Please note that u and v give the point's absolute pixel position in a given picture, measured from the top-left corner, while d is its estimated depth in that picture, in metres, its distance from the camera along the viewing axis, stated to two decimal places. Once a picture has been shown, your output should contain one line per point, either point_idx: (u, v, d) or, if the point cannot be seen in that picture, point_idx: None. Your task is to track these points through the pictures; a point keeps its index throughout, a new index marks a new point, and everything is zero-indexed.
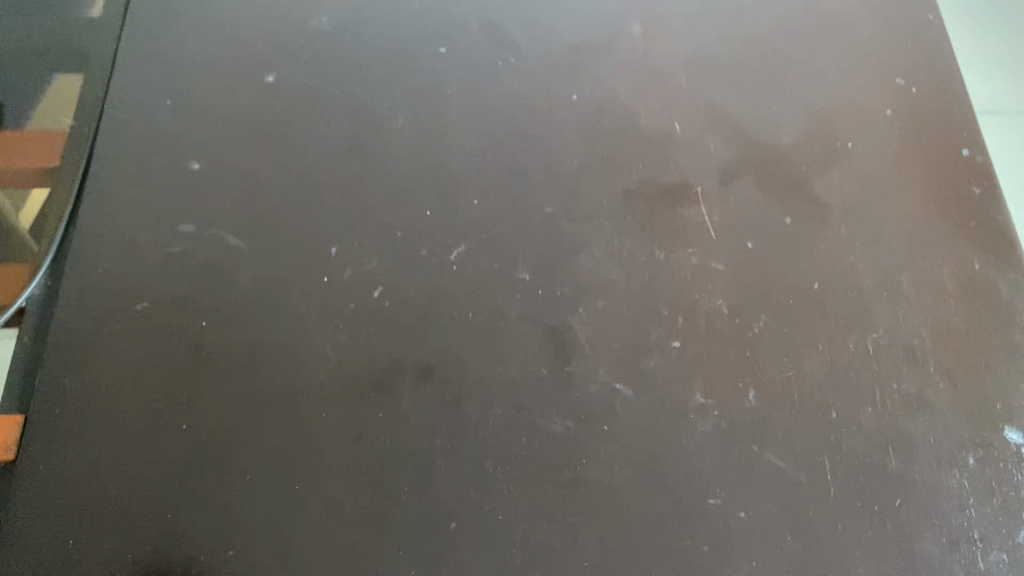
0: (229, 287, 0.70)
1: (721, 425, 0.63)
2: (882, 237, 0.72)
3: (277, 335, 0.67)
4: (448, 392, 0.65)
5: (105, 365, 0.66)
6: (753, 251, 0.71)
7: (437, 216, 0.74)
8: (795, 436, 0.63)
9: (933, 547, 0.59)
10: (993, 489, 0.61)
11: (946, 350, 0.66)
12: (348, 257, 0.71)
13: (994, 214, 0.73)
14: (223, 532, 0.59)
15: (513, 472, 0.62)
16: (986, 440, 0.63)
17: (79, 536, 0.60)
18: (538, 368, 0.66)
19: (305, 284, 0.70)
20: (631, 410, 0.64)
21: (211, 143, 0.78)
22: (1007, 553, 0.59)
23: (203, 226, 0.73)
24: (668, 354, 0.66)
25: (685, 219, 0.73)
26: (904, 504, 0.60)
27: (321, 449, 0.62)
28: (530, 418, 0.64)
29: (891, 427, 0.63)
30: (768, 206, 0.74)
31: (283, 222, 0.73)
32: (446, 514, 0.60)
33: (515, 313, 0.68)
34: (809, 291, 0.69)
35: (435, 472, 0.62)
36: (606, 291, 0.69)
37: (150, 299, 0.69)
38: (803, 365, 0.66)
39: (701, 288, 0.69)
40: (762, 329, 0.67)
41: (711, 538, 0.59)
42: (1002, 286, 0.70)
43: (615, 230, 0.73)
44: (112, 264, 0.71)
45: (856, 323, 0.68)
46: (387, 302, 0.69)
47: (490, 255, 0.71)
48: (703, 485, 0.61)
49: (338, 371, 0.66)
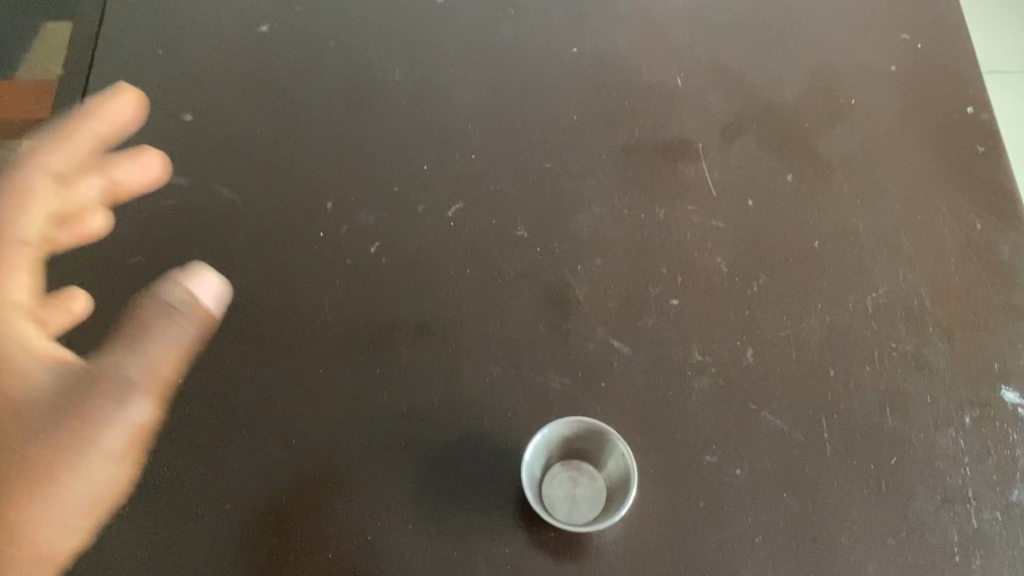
0: (224, 242, 0.69)
1: (719, 383, 0.63)
2: (884, 195, 0.71)
3: (273, 290, 0.67)
4: (446, 350, 0.64)
5: (100, 320, 0.66)
6: (754, 209, 0.71)
7: (435, 171, 0.73)
8: (793, 395, 0.63)
9: (926, 505, 0.59)
10: (988, 449, 0.61)
11: (945, 310, 0.66)
12: (345, 212, 0.70)
13: (998, 173, 0.73)
14: (220, 485, 0.59)
15: (512, 428, 0.61)
16: (983, 400, 0.63)
17: None
18: (536, 326, 0.65)
19: (301, 239, 0.69)
20: (629, 369, 0.64)
21: (205, 94, 0.77)
22: (1000, 511, 0.59)
23: (198, 179, 0.72)
24: (667, 313, 0.66)
25: (686, 176, 0.72)
26: (899, 463, 0.60)
27: (318, 403, 0.62)
28: (529, 375, 0.63)
29: (888, 386, 0.63)
30: (769, 162, 0.73)
31: (279, 176, 0.72)
32: (443, 468, 0.60)
33: (513, 271, 0.68)
34: (809, 250, 0.69)
35: (433, 428, 0.61)
36: (606, 249, 0.69)
37: (144, 253, 0.68)
38: (801, 323, 0.65)
39: (701, 246, 0.69)
40: (761, 288, 0.67)
41: (708, 496, 0.59)
42: (1003, 246, 0.69)
43: (615, 187, 0.72)
44: (106, 216, 0.70)
45: (856, 282, 0.67)
46: (384, 259, 0.68)
47: (489, 211, 0.71)
48: (701, 442, 0.61)
49: (335, 327, 0.65)
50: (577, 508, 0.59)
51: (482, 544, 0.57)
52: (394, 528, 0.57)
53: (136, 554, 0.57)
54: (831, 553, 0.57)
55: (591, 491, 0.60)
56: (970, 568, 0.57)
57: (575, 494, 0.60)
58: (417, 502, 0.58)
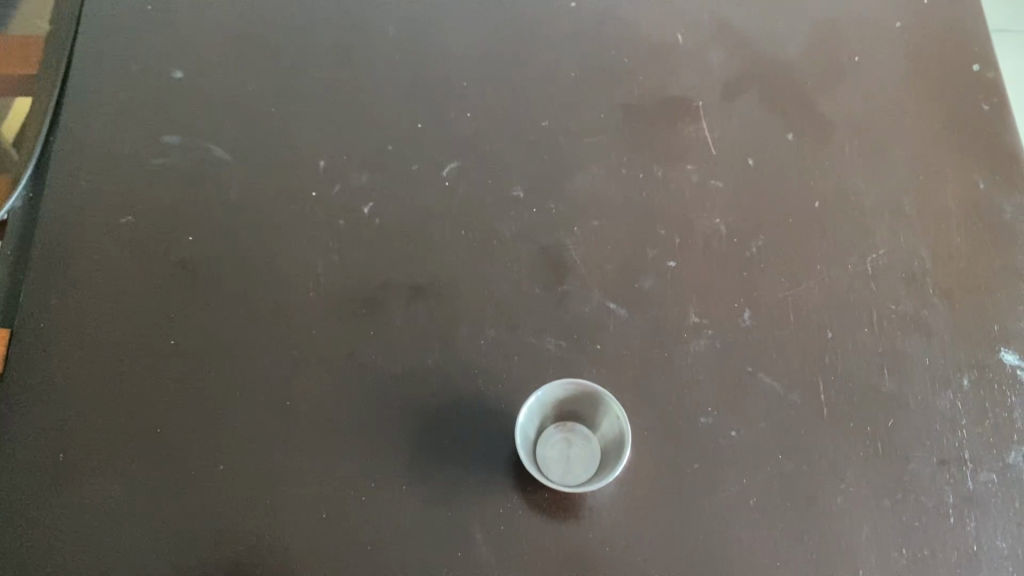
0: (216, 202, 0.68)
1: (716, 345, 0.62)
2: (886, 156, 0.70)
3: (265, 251, 0.66)
4: (440, 311, 0.64)
5: (92, 280, 0.65)
6: (754, 168, 0.70)
7: (429, 129, 0.71)
8: (790, 357, 0.62)
9: (922, 468, 0.59)
10: (986, 411, 0.61)
11: (946, 272, 0.66)
12: (338, 171, 0.69)
13: (1002, 133, 0.72)
14: (215, 446, 0.58)
15: (507, 390, 0.61)
16: (982, 362, 0.62)
17: (69, 450, 0.58)
18: (532, 287, 0.65)
19: (294, 199, 0.68)
20: (625, 331, 0.63)
21: (195, 52, 0.75)
22: (997, 473, 0.59)
23: (189, 138, 0.71)
24: (664, 274, 0.65)
25: (685, 135, 0.71)
26: (896, 425, 0.60)
27: (311, 365, 0.61)
28: (523, 337, 0.63)
29: (887, 348, 0.62)
30: (770, 121, 0.72)
31: (271, 135, 0.71)
32: (437, 431, 0.59)
33: (509, 232, 0.67)
34: (810, 210, 0.68)
35: (427, 391, 0.61)
36: (602, 209, 0.68)
37: (135, 213, 0.67)
38: (800, 285, 0.65)
39: (699, 206, 0.68)
40: (760, 249, 0.66)
41: (703, 458, 0.58)
42: (1006, 207, 0.68)
43: (613, 146, 0.71)
44: (95, 176, 0.69)
45: (856, 243, 0.67)
46: (378, 219, 0.67)
47: (484, 170, 0.70)
48: (697, 404, 0.60)
49: (328, 288, 0.64)
50: (572, 469, 0.59)
51: (476, 505, 0.57)
52: (388, 489, 0.57)
53: (130, 515, 0.56)
54: (827, 515, 0.57)
55: (586, 453, 0.60)
56: (965, 530, 0.57)
57: (569, 456, 0.60)
58: (411, 464, 0.58)
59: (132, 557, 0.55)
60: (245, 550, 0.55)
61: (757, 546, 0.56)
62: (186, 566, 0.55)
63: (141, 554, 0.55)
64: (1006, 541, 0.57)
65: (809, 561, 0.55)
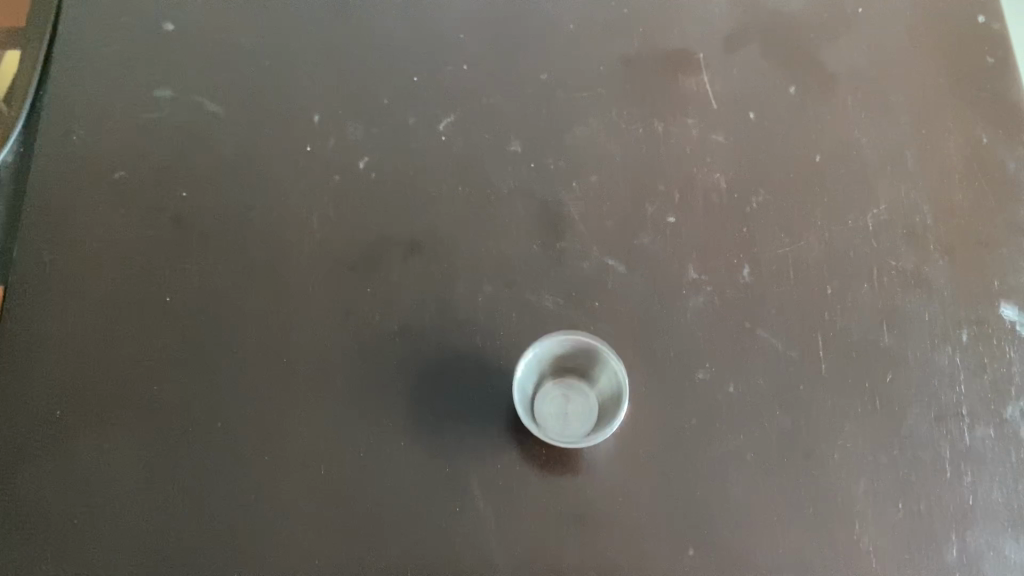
0: (210, 157, 0.67)
1: (715, 301, 0.62)
2: (888, 110, 0.70)
3: (260, 207, 0.65)
4: (437, 267, 0.63)
5: (86, 236, 0.64)
6: (755, 122, 0.69)
7: (426, 82, 0.70)
8: (789, 313, 0.62)
9: (920, 422, 0.59)
10: (984, 366, 0.61)
11: (947, 227, 0.65)
12: (333, 125, 0.68)
13: (1007, 86, 0.71)
14: (212, 402, 0.58)
15: (505, 346, 0.60)
16: (981, 317, 0.62)
17: (67, 406, 0.58)
18: (529, 243, 0.64)
19: (288, 154, 0.67)
20: (623, 286, 0.62)
21: (187, 3, 0.74)
22: (994, 428, 0.59)
23: (181, 91, 0.70)
24: (663, 230, 0.65)
25: (686, 88, 0.70)
26: (895, 380, 0.60)
27: (308, 321, 0.61)
28: (521, 293, 0.62)
29: (886, 304, 0.62)
30: (772, 74, 0.71)
31: (265, 88, 0.70)
32: (434, 387, 0.59)
33: (507, 187, 0.66)
34: (811, 164, 0.67)
35: (424, 347, 0.60)
36: (602, 164, 0.67)
37: (128, 168, 0.67)
38: (800, 241, 0.64)
39: (699, 161, 0.67)
40: (760, 204, 0.66)
41: (701, 412, 0.58)
42: (1008, 161, 0.68)
43: (612, 100, 0.70)
44: (87, 130, 0.68)
45: (856, 198, 0.66)
46: (374, 174, 0.66)
47: (482, 124, 0.69)
48: (696, 359, 0.60)
49: (324, 244, 0.64)
50: (570, 425, 0.59)
51: (474, 460, 0.57)
52: (386, 445, 0.57)
53: (131, 471, 0.56)
54: (824, 470, 0.57)
55: (584, 408, 0.60)
56: (961, 484, 0.57)
57: (567, 411, 0.60)
58: (409, 419, 0.58)
59: (132, 513, 0.55)
60: (245, 505, 0.55)
61: (755, 501, 0.56)
62: (187, 521, 0.55)
63: (142, 509, 0.55)
64: (1001, 495, 0.57)
65: (805, 515, 0.56)
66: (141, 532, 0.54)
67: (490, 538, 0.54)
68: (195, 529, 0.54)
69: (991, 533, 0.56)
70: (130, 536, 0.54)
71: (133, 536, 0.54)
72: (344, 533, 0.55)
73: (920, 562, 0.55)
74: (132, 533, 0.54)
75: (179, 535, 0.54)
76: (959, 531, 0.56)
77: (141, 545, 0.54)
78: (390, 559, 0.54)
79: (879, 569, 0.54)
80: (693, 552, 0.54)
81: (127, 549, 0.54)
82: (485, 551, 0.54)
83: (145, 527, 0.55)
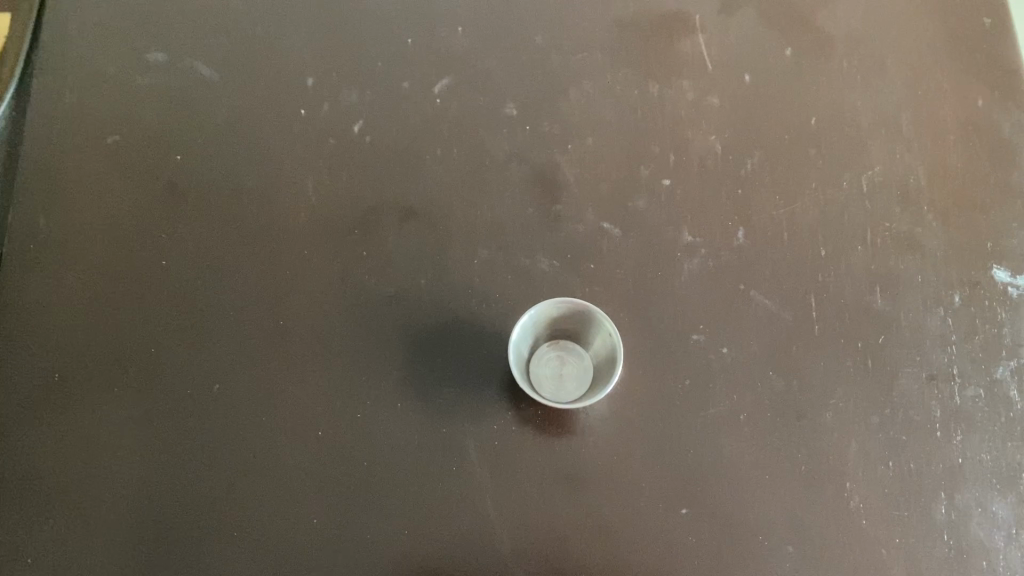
0: (205, 121, 0.67)
1: (709, 264, 0.62)
2: (883, 73, 0.70)
3: (255, 172, 0.65)
4: (433, 231, 0.63)
5: (81, 201, 0.64)
6: (750, 85, 0.69)
7: (421, 45, 0.70)
8: (783, 275, 0.62)
9: (911, 384, 0.59)
10: (976, 327, 0.61)
11: (940, 190, 0.65)
12: (327, 89, 0.68)
13: (1003, 47, 0.71)
14: (209, 366, 0.59)
15: (500, 309, 0.61)
16: (973, 279, 0.63)
17: (66, 370, 0.58)
18: (524, 207, 0.64)
19: (283, 117, 0.67)
20: (618, 249, 0.63)
21: None
22: (984, 388, 0.59)
23: (174, 55, 0.69)
24: (658, 194, 0.65)
25: (682, 51, 0.70)
26: (886, 342, 0.60)
27: (304, 285, 0.61)
28: (517, 257, 0.62)
29: (879, 266, 0.63)
30: (767, 36, 0.71)
31: (259, 52, 0.70)
32: (430, 350, 0.59)
33: (502, 151, 0.66)
34: (806, 127, 0.68)
35: (420, 310, 0.61)
36: (597, 127, 0.67)
37: (122, 132, 0.66)
38: (794, 204, 0.65)
39: (695, 124, 0.67)
40: (755, 167, 0.66)
41: (695, 375, 0.59)
42: (1003, 123, 0.68)
43: (608, 62, 0.70)
44: (80, 94, 0.67)
45: (850, 161, 0.66)
46: (368, 138, 0.66)
47: (477, 87, 0.68)
48: (690, 322, 0.60)
49: (319, 208, 0.64)
50: (564, 387, 0.59)
51: (470, 422, 0.57)
52: (382, 407, 0.58)
53: (129, 435, 0.57)
54: (816, 430, 0.58)
55: (578, 371, 0.60)
56: (951, 444, 0.58)
57: (562, 373, 0.60)
58: (405, 382, 0.58)
59: (132, 476, 0.55)
60: (244, 468, 0.56)
61: (747, 461, 0.57)
62: (186, 484, 0.55)
63: (141, 473, 0.56)
64: (990, 454, 0.58)
65: (797, 474, 0.56)
66: (142, 495, 0.55)
67: (486, 498, 0.55)
68: (194, 492, 0.55)
69: (979, 492, 0.57)
70: (130, 499, 0.55)
71: (134, 499, 0.55)
72: (341, 494, 0.55)
73: (909, 520, 0.56)
74: (133, 495, 0.55)
75: (179, 498, 0.55)
76: (948, 490, 0.57)
77: (141, 507, 0.55)
78: (387, 519, 0.55)
79: (869, 527, 0.55)
80: (686, 511, 0.55)
81: (128, 511, 0.55)
82: (480, 511, 0.55)
83: (145, 490, 0.55)
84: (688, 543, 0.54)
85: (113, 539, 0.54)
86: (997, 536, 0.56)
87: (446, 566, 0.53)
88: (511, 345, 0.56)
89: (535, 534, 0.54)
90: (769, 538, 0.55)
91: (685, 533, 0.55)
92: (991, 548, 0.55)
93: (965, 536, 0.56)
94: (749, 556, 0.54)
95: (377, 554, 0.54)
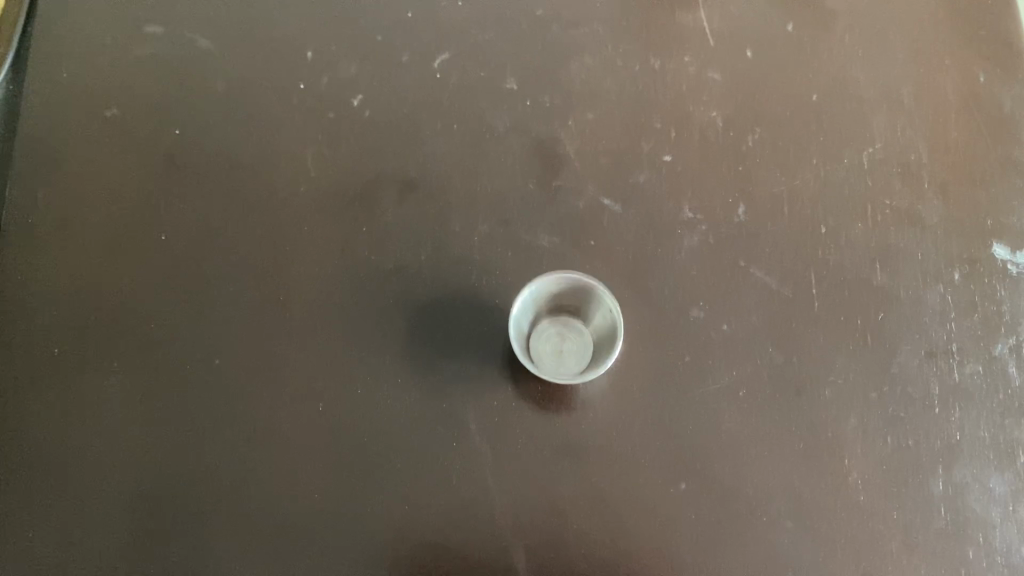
0: (203, 94, 0.66)
1: (709, 239, 0.62)
2: (885, 49, 0.70)
3: (254, 145, 0.65)
4: (432, 205, 0.63)
5: (79, 174, 0.64)
6: (751, 61, 0.69)
7: (421, 18, 0.70)
8: (783, 252, 0.62)
9: (909, 359, 0.60)
10: (975, 304, 0.61)
11: (942, 166, 0.65)
12: (326, 62, 0.68)
13: (1006, 22, 0.70)
14: (209, 340, 0.58)
15: (499, 284, 0.61)
16: (973, 256, 0.63)
17: (65, 344, 0.58)
18: (525, 181, 0.64)
19: (281, 90, 0.67)
20: (619, 224, 0.63)
21: None
22: (983, 364, 0.60)
23: (172, 28, 0.69)
24: (659, 168, 0.65)
25: (683, 26, 0.70)
26: (886, 318, 0.61)
27: (303, 259, 0.61)
28: (517, 232, 0.62)
29: (879, 243, 0.63)
30: (768, 12, 0.71)
31: (258, 24, 0.69)
32: (429, 324, 0.59)
33: (501, 125, 0.66)
34: (807, 102, 0.67)
35: (419, 284, 0.61)
36: (598, 101, 0.67)
37: (120, 107, 0.66)
38: (795, 180, 0.64)
39: (696, 98, 0.67)
40: (756, 143, 0.66)
41: (695, 350, 0.59)
42: (1005, 99, 0.68)
43: (608, 37, 0.69)
44: (77, 66, 0.67)
45: (851, 137, 0.66)
46: (368, 111, 0.66)
47: (477, 61, 0.68)
48: (690, 298, 0.60)
49: (318, 182, 0.63)
50: (564, 362, 0.59)
51: (470, 396, 0.57)
52: (382, 381, 0.58)
53: (128, 409, 0.57)
54: (815, 406, 0.58)
55: (578, 346, 0.60)
56: (949, 420, 0.58)
57: (562, 349, 0.60)
58: (405, 356, 0.58)
59: (132, 453, 0.55)
60: (243, 441, 0.56)
61: (745, 435, 0.57)
62: (185, 458, 0.55)
63: (141, 449, 0.56)
64: (987, 430, 0.58)
65: (796, 449, 0.57)
66: (142, 470, 0.55)
67: (486, 473, 0.55)
68: (194, 466, 0.55)
69: (975, 468, 0.57)
70: (130, 476, 0.55)
71: (133, 475, 0.55)
72: (341, 468, 0.55)
73: (907, 495, 0.56)
74: (133, 472, 0.55)
75: (179, 472, 0.55)
76: (946, 466, 0.57)
77: (141, 482, 0.55)
78: (387, 493, 0.55)
79: (867, 501, 0.56)
80: (685, 485, 0.55)
81: (127, 487, 0.55)
82: (480, 485, 0.55)
83: (144, 464, 0.55)
84: (687, 517, 0.55)
85: (113, 514, 0.54)
86: (993, 511, 0.56)
87: (446, 540, 0.54)
88: (511, 319, 0.56)
89: (534, 508, 0.54)
90: (767, 512, 0.55)
91: (683, 507, 0.55)
92: (987, 522, 0.56)
93: (962, 511, 0.56)
94: (747, 531, 0.54)
95: (377, 527, 0.54)
